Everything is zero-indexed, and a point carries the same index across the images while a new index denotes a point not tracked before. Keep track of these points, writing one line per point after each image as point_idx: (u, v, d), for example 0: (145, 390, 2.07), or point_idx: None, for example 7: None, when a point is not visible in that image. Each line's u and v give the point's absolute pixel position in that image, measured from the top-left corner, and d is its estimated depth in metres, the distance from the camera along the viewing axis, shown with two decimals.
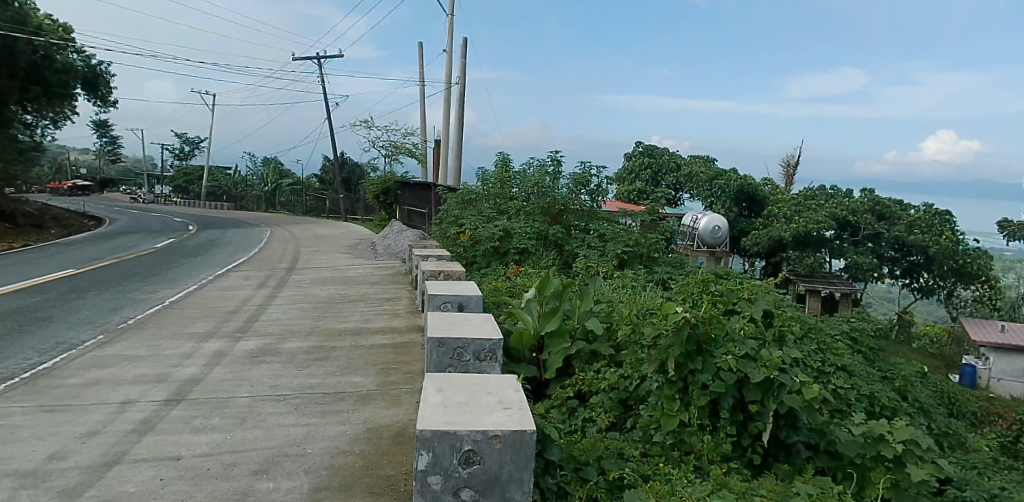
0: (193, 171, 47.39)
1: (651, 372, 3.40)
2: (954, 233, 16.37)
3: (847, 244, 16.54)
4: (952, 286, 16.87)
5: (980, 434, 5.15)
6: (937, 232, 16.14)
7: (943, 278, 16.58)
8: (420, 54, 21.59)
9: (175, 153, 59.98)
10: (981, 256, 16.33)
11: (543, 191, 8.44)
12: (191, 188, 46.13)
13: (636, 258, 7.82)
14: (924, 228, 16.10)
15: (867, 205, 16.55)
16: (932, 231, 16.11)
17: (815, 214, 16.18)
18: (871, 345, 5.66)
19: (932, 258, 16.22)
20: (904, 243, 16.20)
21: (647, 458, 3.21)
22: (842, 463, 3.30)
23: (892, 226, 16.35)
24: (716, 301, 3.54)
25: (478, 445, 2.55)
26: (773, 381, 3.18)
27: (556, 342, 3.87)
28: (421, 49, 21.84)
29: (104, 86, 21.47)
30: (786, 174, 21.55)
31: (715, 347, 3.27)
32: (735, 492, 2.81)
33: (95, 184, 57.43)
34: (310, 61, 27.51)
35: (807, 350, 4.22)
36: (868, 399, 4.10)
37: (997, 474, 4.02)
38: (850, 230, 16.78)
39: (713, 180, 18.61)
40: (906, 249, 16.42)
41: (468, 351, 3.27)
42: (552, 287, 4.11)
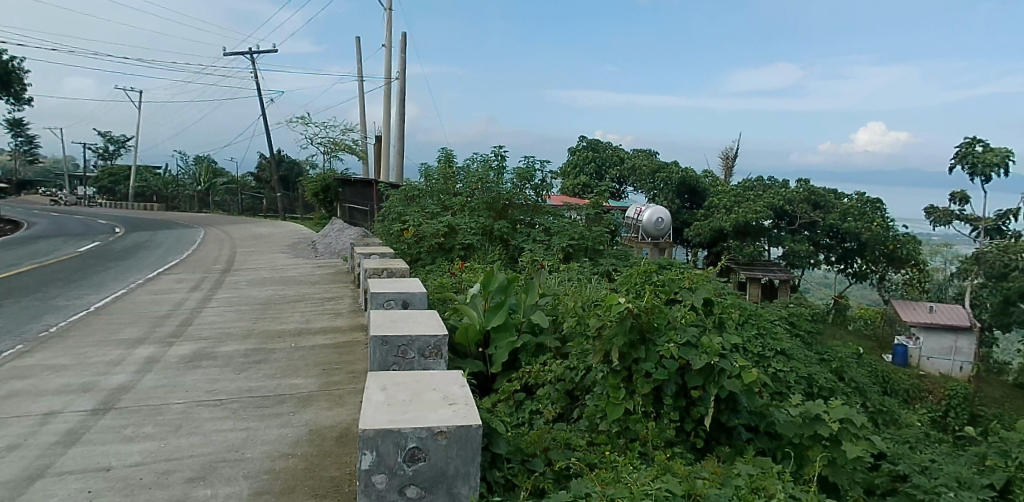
0: (119, 171, 45.31)
1: (595, 363, 3.44)
2: (885, 220, 16.98)
3: (784, 233, 17.11)
4: (883, 270, 17.57)
5: (913, 410, 5.35)
6: (869, 220, 16.69)
7: (875, 263, 17.26)
8: (359, 49, 21.26)
9: (98, 152, 57.28)
10: (911, 241, 17.09)
11: (488, 187, 8.40)
12: (118, 189, 44.11)
13: (581, 251, 7.95)
14: (856, 216, 16.60)
15: (803, 194, 17.01)
16: (864, 219, 16.63)
17: (754, 204, 16.39)
18: (808, 328, 5.84)
19: (865, 244, 16.82)
20: (839, 230, 16.76)
21: (593, 447, 3.25)
22: (781, 443, 3.43)
23: (827, 215, 16.88)
24: (658, 291, 3.57)
25: (423, 442, 2.57)
26: (713, 366, 3.28)
27: (502, 336, 3.85)
28: (359, 44, 21.43)
29: (18, 83, 20.47)
30: (725, 166, 22.05)
31: (658, 335, 3.35)
32: (679, 476, 2.90)
33: (9, 186, 54.33)
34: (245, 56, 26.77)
35: (747, 336, 4.31)
36: (807, 380, 4.22)
37: (928, 447, 4.17)
38: (787, 220, 17.32)
39: (655, 173, 18.85)
40: (841, 235, 16.99)
41: (412, 349, 3.25)
42: (497, 281, 4.09)
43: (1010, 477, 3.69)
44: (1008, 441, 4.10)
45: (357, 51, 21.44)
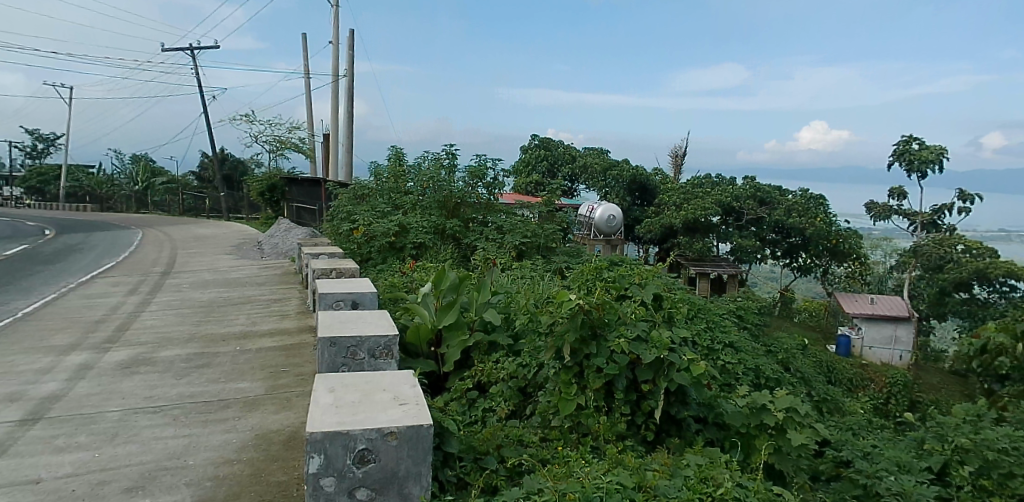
0: (49, 171, 42.99)
1: (547, 359, 3.45)
2: (828, 215, 17.37)
3: (732, 229, 17.36)
4: (827, 264, 18.04)
5: (856, 398, 5.52)
6: (812, 215, 17.07)
7: (819, 257, 17.70)
8: (303, 46, 20.87)
9: (27, 150, 54.34)
10: (852, 236, 17.64)
11: (440, 185, 8.41)
12: (49, 190, 41.90)
13: (534, 249, 7.99)
14: (801, 212, 17.06)
15: (749, 191, 17.36)
16: (808, 215, 17.04)
17: (702, 201, 16.84)
18: (756, 321, 5.98)
19: (809, 239, 17.22)
20: (784, 226, 17.13)
21: (546, 443, 3.26)
22: (729, 433, 3.51)
23: (772, 211, 17.22)
24: (609, 287, 3.62)
25: (373, 443, 2.55)
26: (663, 360, 3.34)
27: (454, 335, 3.83)
28: (305, 41, 21.03)
29: None
30: (674, 163, 22.25)
31: (608, 331, 3.41)
32: (630, 468, 2.97)
33: None
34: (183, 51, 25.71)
35: (696, 329, 4.38)
36: (754, 372, 4.32)
37: (870, 433, 4.32)
38: (734, 216, 17.52)
39: (607, 171, 19.01)
40: (786, 231, 17.36)
41: (362, 349, 3.21)
42: (449, 279, 4.07)
43: (945, 459, 3.89)
44: (945, 425, 4.27)
45: (303, 48, 21.01)
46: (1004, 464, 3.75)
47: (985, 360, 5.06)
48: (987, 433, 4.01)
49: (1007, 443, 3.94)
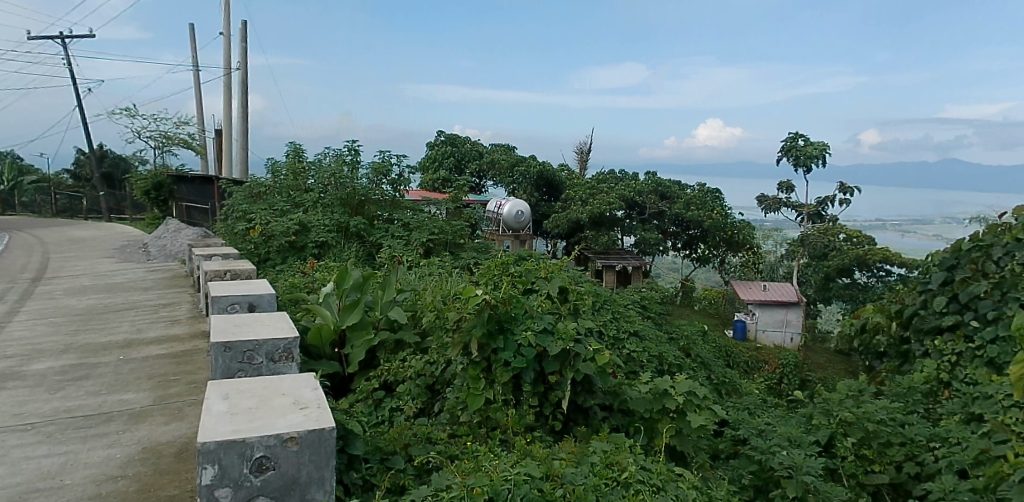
0: None
1: (455, 356, 3.45)
2: (724, 208, 17.89)
3: (636, 223, 17.81)
4: (723, 254, 18.58)
5: (751, 380, 5.82)
6: (710, 208, 17.55)
7: (716, 248, 18.29)
8: (191, 37, 19.69)
9: None
10: (745, 227, 18.19)
11: (342, 182, 8.26)
12: None
13: (442, 246, 7.93)
14: (699, 205, 17.49)
15: (650, 186, 17.88)
16: (706, 208, 17.51)
17: (606, 195, 17.08)
18: (658, 310, 6.20)
19: (707, 231, 17.72)
20: (683, 219, 17.64)
21: (454, 439, 3.26)
22: (633, 419, 3.65)
23: (672, 205, 17.82)
24: (515, 282, 3.66)
25: (272, 450, 2.47)
26: (569, 351, 3.43)
27: (358, 335, 3.77)
28: (193, 32, 19.84)
29: None
30: (580, 160, 21.98)
31: (515, 324, 3.45)
32: (538, 459, 3.04)
33: None
34: (48, 39, 22.77)
35: (602, 319, 4.49)
36: (658, 358, 4.47)
37: (764, 411, 4.58)
38: (638, 210, 18.05)
39: (514, 167, 18.66)
40: (685, 224, 17.97)
41: (260, 353, 3.11)
42: (352, 279, 3.99)
43: (831, 432, 4.18)
44: (830, 400, 4.58)
45: (192, 40, 19.82)
46: (882, 434, 4.12)
47: (865, 339, 5.60)
48: (867, 406, 4.35)
49: (883, 413, 4.30)
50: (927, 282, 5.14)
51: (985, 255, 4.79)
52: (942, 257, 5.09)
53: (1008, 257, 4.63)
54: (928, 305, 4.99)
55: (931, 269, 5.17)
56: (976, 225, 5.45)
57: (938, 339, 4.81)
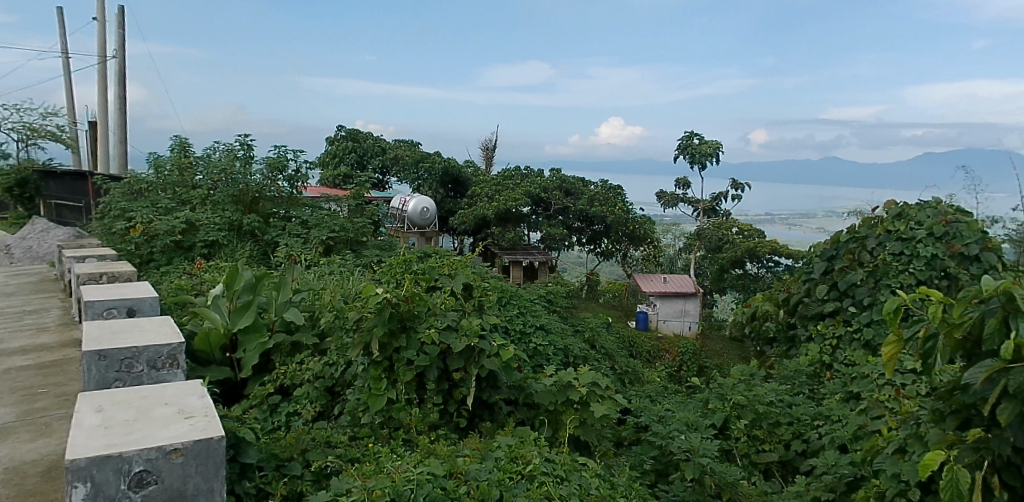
0: None
1: (355, 356, 3.38)
2: (626, 204, 16.67)
3: (541, 219, 16.52)
4: (625, 249, 17.32)
5: (652, 368, 6.02)
6: (612, 204, 16.29)
7: (619, 242, 16.97)
8: (61, 21, 17.94)
9: None
10: (647, 222, 17.14)
11: (234, 178, 7.87)
12: None
13: (343, 244, 7.76)
14: (602, 201, 16.22)
15: (555, 183, 16.57)
16: (608, 203, 16.25)
17: (512, 191, 15.81)
18: (563, 304, 6.29)
19: (610, 226, 16.49)
20: (588, 215, 16.35)
21: (355, 441, 3.19)
22: (538, 412, 3.70)
23: (577, 201, 16.46)
24: (418, 280, 3.61)
25: (153, 464, 2.33)
26: (473, 347, 3.44)
27: (252, 338, 3.63)
28: (62, 16, 18.07)
29: None
30: (485, 156, 21.18)
31: (418, 322, 3.41)
32: (442, 457, 3.03)
33: None
34: None
35: (507, 314, 4.51)
36: (564, 351, 4.56)
37: (664, 397, 4.77)
38: (543, 206, 16.82)
39: (419, 163, 17.02)
40: (589, 219, 16.63)
41: (140, 361, 2.94)
42: (243, 279, 3.82)
43: (726, 416, 4.42)
44: (724, 385, 4.82)
45: (60, 23, 18.00)
46: (771, 415, 4.41)
47: (755, 326, 5.97)
48: (758, 389, 4.62)
49: (772, 396, 4.59)
50: (810, 272, 5.55)
51: (860, 246, 5.22)
52: (823, 249, 5.52)
53: (880, 247, 5.06)
54: (812, 293, 5.39)
55: (815, 260, 5.55)
56: (853, 218, 5.94)
57: (821, 324, 5.18)
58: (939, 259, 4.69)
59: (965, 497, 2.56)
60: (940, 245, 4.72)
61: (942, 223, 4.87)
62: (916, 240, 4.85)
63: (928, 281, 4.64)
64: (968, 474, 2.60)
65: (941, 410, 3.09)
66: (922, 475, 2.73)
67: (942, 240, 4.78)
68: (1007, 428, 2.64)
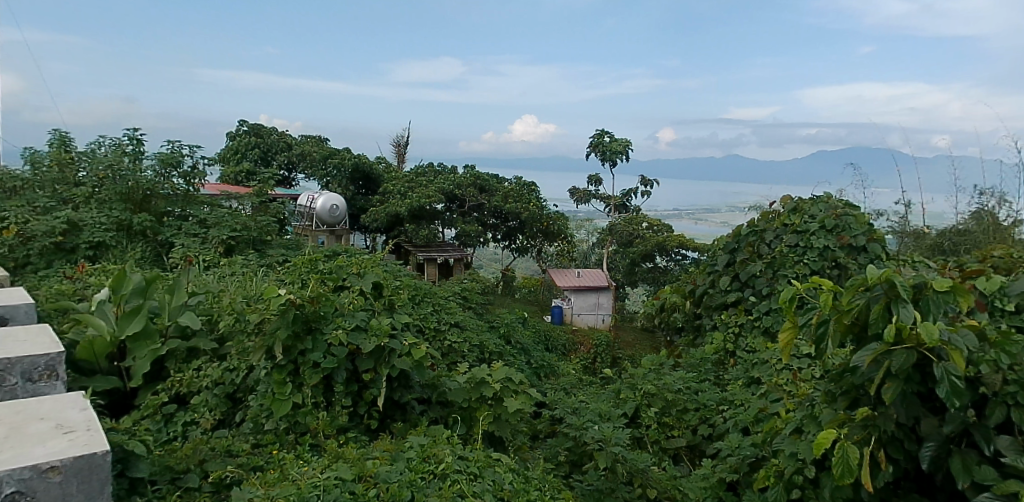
0: None
1: (257, 361, 3.27)
2: (541, 200, 15.89)
3: (456, 215, 15.19)
4: (540, 244, 16.23)
5: (567, 362, 6.09)
6: (526, 200, 15.37)
7: (534, 239, 15.97)
8: None
9: None
10: (560, 218, 16.09)
11: (121, 174, 7.37)
12: None
13: (246, 243, 7.56)
14: (516, 197, 15.28)
15: (468, 178, 15.40)
16: (523, 200, 15.35)
17: (425, 188, 14.56)
18: (479, 301, 6.31)
19: (524, 222, 15.52)
20: (502, 212, 15.30)
21: (258, 449, 3.08)
22: (452, 409, 3.69)
23: (491, 198, 15.38)
24: (325, 279, 3.54)
25: (27, 484, 2.15)
26: (384, 347, 3.38)
27: (142, 345, 3.42)
28: None
29: None
30: (398, 153, 20.52)
31: (325, 323, 3.34)
32: (350, 460, 2.96)
33: None
34: None
35: (420, 312, 4.50)
36: (479, 348, 4.60)
37: (579, 389, 4.87)
38: (457, 203, 15.45)
39: (327, 158, 15.19)
40: (504, 215, 15.57)
41: (12, 374, 2.71)
42: (132, 283, 3.60)
43: (637, 404, 4.58)
44: (635, 375, 4.97)
45: None
46: (680, 402, 4.60)
47: (664, 317, 6.23)
48: (666, 378, 4.80)
49: (680, 384, 4.78)
50: (714, 264, 5.84)
51: (759, 239, 5.54)
52: (726, 242, 5.82)
53: (777, 240, 5.39)
54: (715, 285, 5.67)
55: (719, 253, 5.83)
56: (753, 213, 6.28)
57: (724, 313, 5.45)
58: (831, 250, 5.02)
59: (854, 471, 2.78)
60: (831, 237, 5.07)
61: (833, 216, 5.22)
62: (810, 233, 5.18)
63: (821, 271, 4.96)
64: (856, 449, 2.83)
65: (832, 391, 3.31)
66: (817, 453, 2.96)
67: (833, 232, 5.12)
68: (890, 406, 2.86)
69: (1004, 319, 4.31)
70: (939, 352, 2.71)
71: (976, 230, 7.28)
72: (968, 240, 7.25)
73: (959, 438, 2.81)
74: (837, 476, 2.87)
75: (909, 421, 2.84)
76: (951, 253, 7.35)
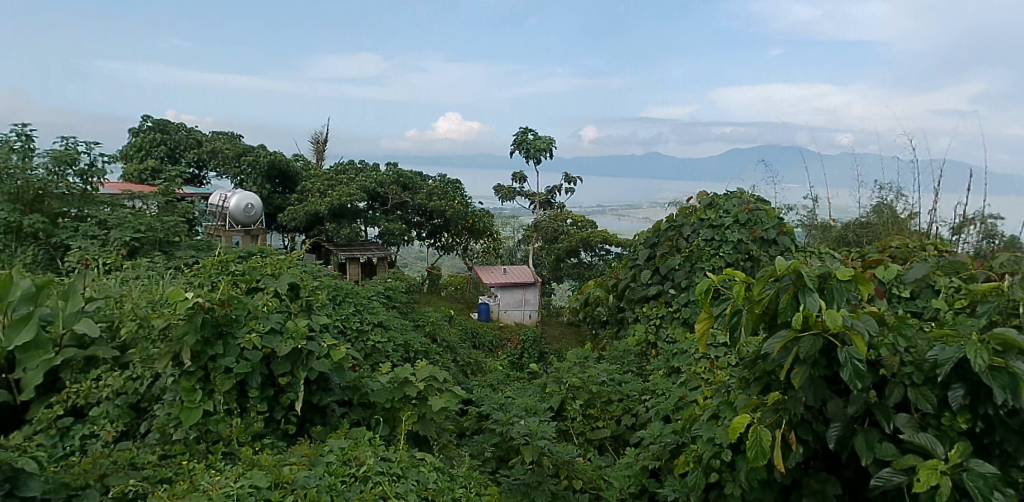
0: None
1: (163, 368, 3.14)
2: (465, 198, 15.75)
3: (379, 214, 14.93)
4: (465, 243, 16.12)
5: (494, 358, 6.14)
6: (450, 198, 15.26)
7: (458, 236, 15.84)
8: None
9: None
10: (485, 216, 15.98)
11: (9, 173, 6.79)
12: None
13: (151, 245, 7.23)
14: (440, 195, 15.11)
15: (391, 177, 14.94)
16: (447, 198, 15.21)
17: (346, 187, 14.18)
18: (403, 299, 6.26)
19: (449, 221, 15.43)
20: (426, 209, 15.14)
21: (166, 460, 2.94)
22: (374, 411, 3.64)
23: (414, 196, 15.14)
24: (237, 281, 3.46)
25: None
26: (300, 350, 3.30)
27: (32, 356, 3.18)
28: None
29: None
30: (317, 151, 20.02)
31: (237, 327, 3.25)
32: (266, 467, 2.87)
33: None
34: None
35: (340, 314, 4.46)
36: (404, 347, 4.58)
37: (505, 385, 4.92)
38: (380, 201, 15.10)
39: (240, 156, 14.67)
40: (428, 212, 15.46)
41: None
42: (19, 288, 3.33)
43: (562, 398, 4.66)
44: (560, 369, 5.05)
45: None
46: (604, 393, 4.72)
47: (589, 311, 6.39)
48: (591, 370, 4.92)
49: (604, 376, 4.90)
50: (636, 258, 6.03)
51: (678, 233, 5.75)
52: (646, 237, 6.02)
53: (694, 234, 5.60)
54: (637, 279, 5.86)
55: (641, 248, 6.03)
56: (673, 209, 6.49)
57: (646, 306, 5.63)
58: (744, 243, 5.28)
59: (766, 453, 2.93)
60: (744, 230, 5.31)
61: (746, 210, 5.47)
62: (725, 227, 5.40)
63: (735, 263, 5.21)
64: (766, 432, 2.98)
65: (745, 378, 3.47)
66: (731, 437, 3.10)
67: (746, 226, 5.37)
68: (797, 390, 3.02)
69: (901, 305, 4.63)
70: (842, 337, 2.89)
71: (877, 223, 7.77)
72: (871, 233, 7.72)
73: (862, 417, 2.98)
74: (751, 458, 3.02)
75: (817, 403, 3.00)
76: (855, 244, 7.79)
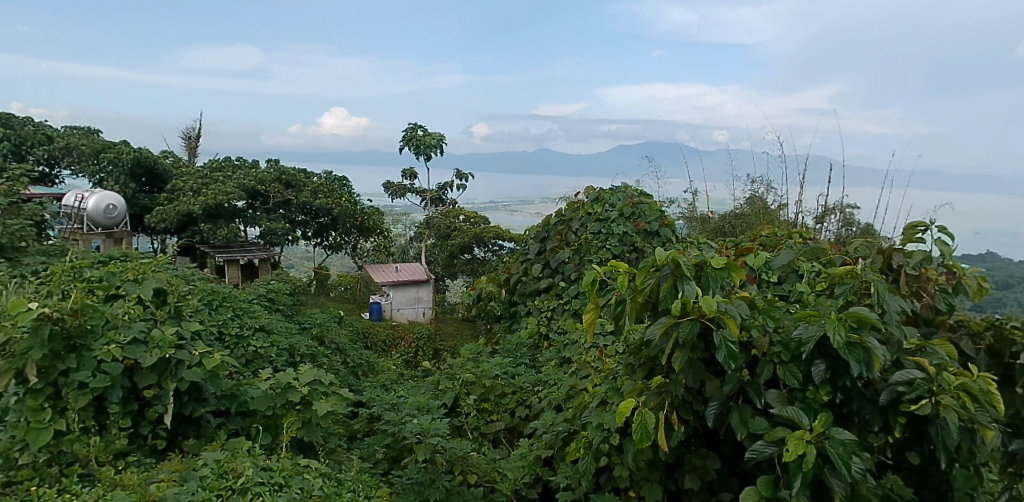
0: None
1: (4, 387, 2.86)
2: (353, 195, 15.35)
3: (259, 213, 14.22)
4: (354, 242, 15.73)
5: (385, 357, 6.08)
6: (338, 195, 14.83)
7: (347, 234, 15.35)
8: None
9: None
10: (375, 213, 15.69)
11: None
12: None
13: None
14: (327, 192, 14.66)
15: (273, 175, 14.43)
16: (334, 195, 14.76)
17: (222, 185, 13.50)
18: (287, 302, 6.05)
19: (337, 219, 14.96)
20: (311, 207, 14.61)
21: (11, 487, 2.64)
22: (254, 419, 3.51)
23: (298, 193, 14.55)
24: (92, 288, 3.24)
25: None
26: (168, 359, 3.13)
27: None
28: None
29: None
30: (189, 146, 18.80)
31: (92, 339, 3.03)
32: (130, 487, 2.66)
33: None
34: None
35: (215, 320, 4.28)
36: (288, 351, 4.45)
37: (399, 384, 4.88)
38: (261, 200, 14.45)
39: (99, 152, 13.54)
40: (314, 211, 14.91)
41: None
42: None
43: (456, 394, 4.68)
44: (453, 366, 5.06)
45: None
46: (498, 387, 4.82)
47: (483, 306, 6.47)
48: (484, 365, 4.98)
49: (497, 369, 4.98)
50: (527, 253, 6.20)
51: (567, 227, 5.97)
52: (537, 232, 6.21)
53: (582, 228, 5.83)
54: (528, 273, 6.01)
55: (532, 242, 6.19)
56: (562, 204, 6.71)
57: (538, 299, 5.77)
58: (629, 235, 5.54)
59: (650, 435, 3.08)
60: (629, 224, 5.58)
61: (630, 204, 5.74)
62: (611, 220, 5.65)
63: (620, 255, 5.46)
64: (650, 415, 3.13)
65: (632, 364, 3.63)
66: (619, 422, 3.22)
67: (631, 219, 5.64)
68: (678, 373, 3.19)
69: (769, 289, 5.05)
70: (718, 320, 3.09)
71: (749, 214, 8.65)
72: (744, 224, 8.65)
73: (737, 396, 3.20)
74: (637, 441, 3.15)
75: (696, 385, 3.19)
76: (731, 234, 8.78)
